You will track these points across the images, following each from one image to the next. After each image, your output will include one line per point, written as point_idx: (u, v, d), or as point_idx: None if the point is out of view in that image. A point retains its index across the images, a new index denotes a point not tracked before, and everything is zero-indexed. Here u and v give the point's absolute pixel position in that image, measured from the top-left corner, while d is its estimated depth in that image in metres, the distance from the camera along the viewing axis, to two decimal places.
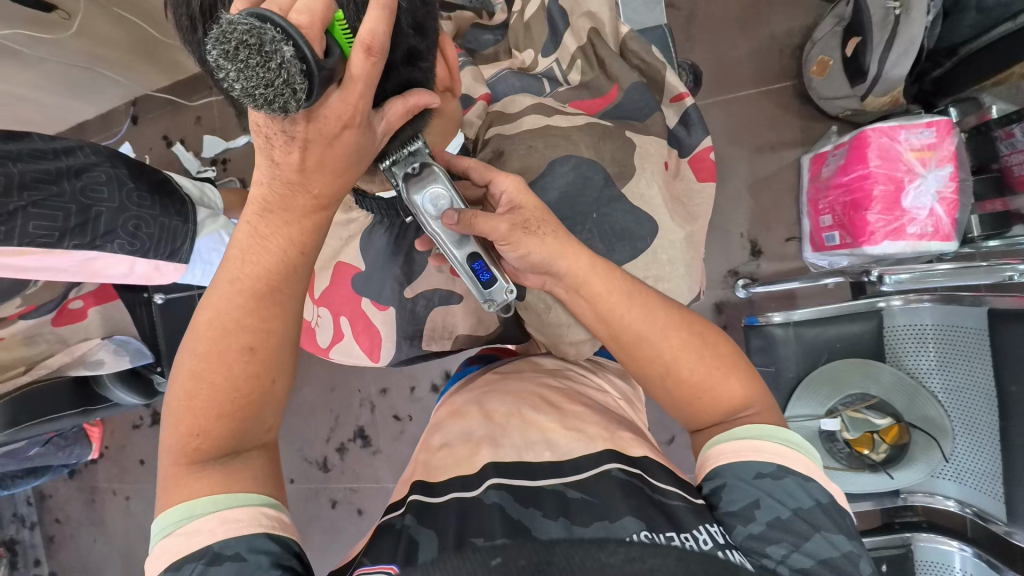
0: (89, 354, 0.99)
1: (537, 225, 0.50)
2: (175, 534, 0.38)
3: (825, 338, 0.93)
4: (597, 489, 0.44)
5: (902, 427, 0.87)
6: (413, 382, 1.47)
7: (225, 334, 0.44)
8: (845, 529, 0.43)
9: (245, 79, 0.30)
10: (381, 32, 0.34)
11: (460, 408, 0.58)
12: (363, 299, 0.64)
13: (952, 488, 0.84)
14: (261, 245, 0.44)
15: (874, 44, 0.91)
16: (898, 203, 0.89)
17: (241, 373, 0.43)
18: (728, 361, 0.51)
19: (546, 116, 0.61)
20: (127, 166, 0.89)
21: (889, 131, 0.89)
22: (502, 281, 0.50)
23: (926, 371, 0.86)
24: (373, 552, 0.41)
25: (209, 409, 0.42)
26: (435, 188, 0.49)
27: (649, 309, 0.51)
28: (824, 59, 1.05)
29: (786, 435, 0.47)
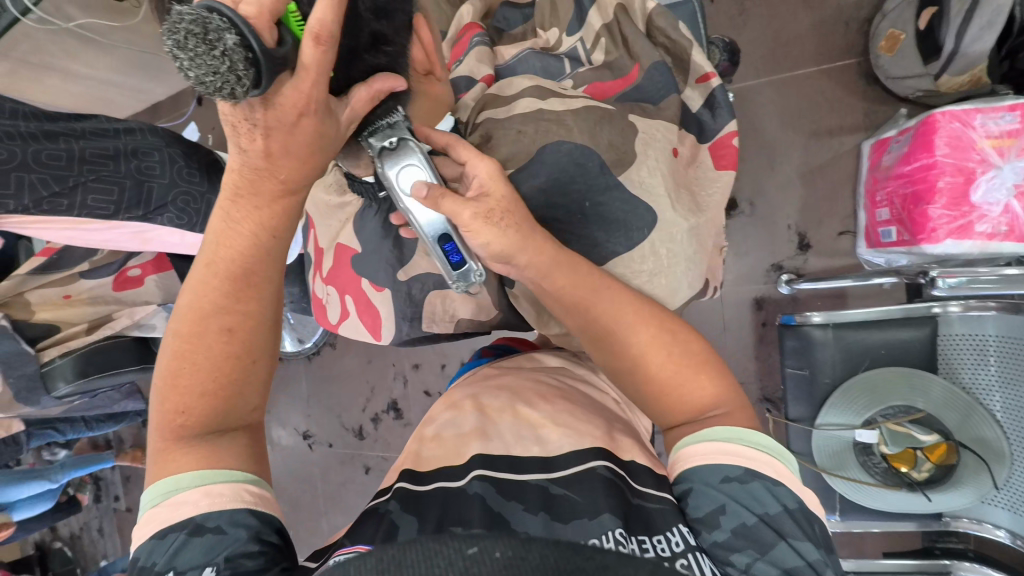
0: (145, 318, 1.09)
1: (500, 217, 0.47)
2: (159, 506, 0.42)
3: (869, 344, 0.85)
4: (580, 486, 0.43)
5: (952, 446, 0.79)
6: (443, 360, 1.50)
7: (205, 316, 0.47)
8: (816, 536, 0.41)
9: (195, 67, 0.31)
10: (330, 22, 0.34)
11: (456, 401, 0.58)
12: (363, 279, 0.66)
13: (1004, 517, 0.76)
14: (234, 228, 0.45)
15: (950, 17, 0.81)
16: (966, 197, 0.79)
17: (219, 354, 0.47)
18: (698, 359, 0.50)
19: (540, 100, 0.57)
20: (179, 146, 0.95)
21: (963, 116, 0.79)
22: (473, 264, 0.50)
23: (983, 387, 0.77)
24: (356, 534, 0.42)
25: (193, 387, 0.46)
26: (410, 159, 0.46)
27: (620, 300, 0.51)
28: (894, 33, 0.94)
29: (758, 439, 0.45)
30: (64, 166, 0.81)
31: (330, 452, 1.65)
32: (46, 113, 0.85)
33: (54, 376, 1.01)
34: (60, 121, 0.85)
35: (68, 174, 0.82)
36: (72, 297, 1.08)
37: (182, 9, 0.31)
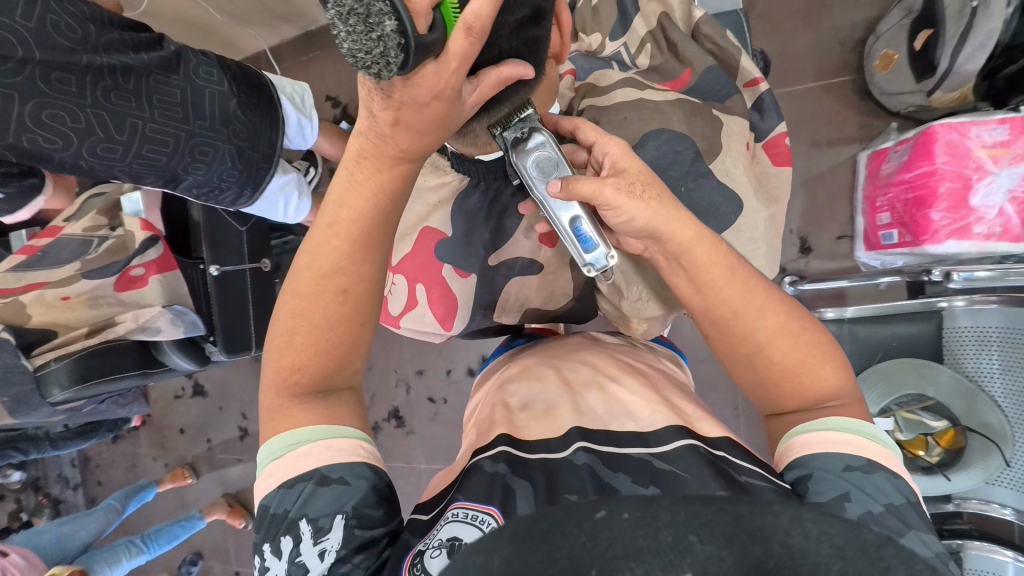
0: (147, 321, 1.03)
1: (642, 190, 0.52)
2: (283, 457, 0.49)
3: (880, 337, 0.94)
4: (681, 463, 0.46)
5: (958, 432, 0.85)
6: (448, 365, 1.49)
7: (323, 278, 0.51)
8: (932, 529, 0.44)
9: (352, 42, 0.35)
10: (485, 17, 0.36)
11: (529, 371, 0.65)
12: (444, 264, 0.69)
13: (1010, 497, 0.81)
14: (356, 188, 0.50)
15: (946, 39, 0.88)
16: (966, 201, 0.87)
17: (335, 311, 0.52)
18: (824, 350, 0.53)
19: (639, 90, 0.62)
20: (241, 140, 0.87)
21: (960, 128, 0.87)
22: (604, 248, 0.55)
23: (986, 374, 0.83)
24: (466, 487, 0.48)
25: (308, 346, 0.52)
26: (541, 146, 0.53)
27: (748, 287, 0.53)
28: (888, 53, 1.03)
29: (873, 430, 0.49)
30: (117, 158, 0.77)
31: None
32: (116, 67, 0.74)
33: (49, 382, 0.95)
34: (128, 90, 0.75)
35: (118, 164, 0.78)
36: (70, 298, 1.03)
37: None
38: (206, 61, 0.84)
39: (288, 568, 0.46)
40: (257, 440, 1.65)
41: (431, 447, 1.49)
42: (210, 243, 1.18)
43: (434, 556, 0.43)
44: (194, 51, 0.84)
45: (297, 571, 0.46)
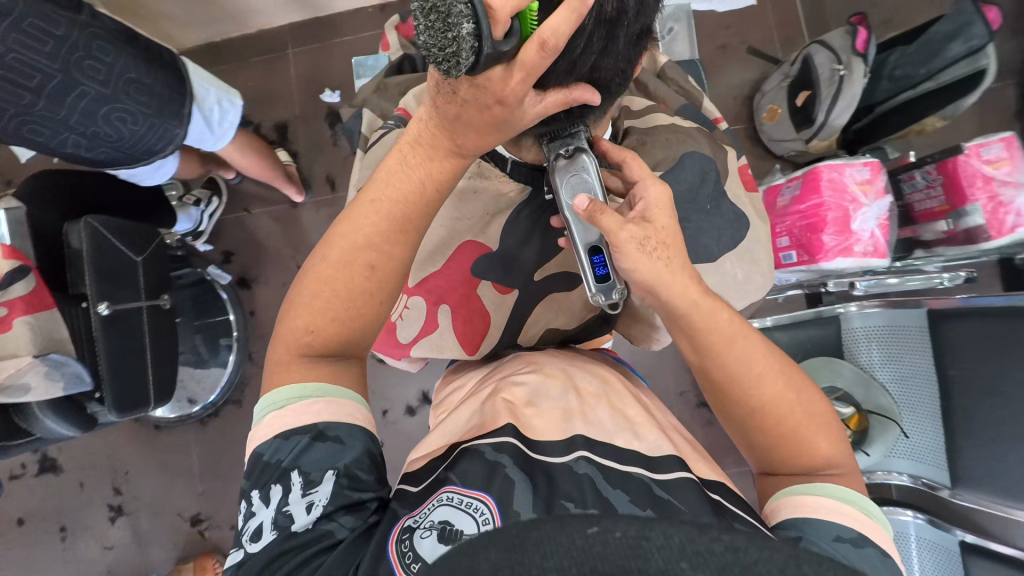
0: (10, 377, 0.81)
1: (653, 249, 0.53)
2: (284, 409, 0.53)
3: (798, 340, 1.09)
4: (680, 496, 0.50)
5: (863, 415, 1.01)
6: (385, 405, 1.38)
7: (358, 249, 0.56)
8: None
9: (429, 37, 0.38)
10: (561, 31, 0.41)
11: (547, 370, 0.66)
12: (482, 281, 0.79)
13: (905, 464, 1.00)
14: (405, 171, 0.56)
15: (822, 98, 1.10)
16: (849, 227, 1.07)
17: (361, 283, 0.57)
18: (822, 420, 0.57)
19: (671, 116, 0.71)
20: (94, 135, 0.85)
21: (838, 168, 1.09)
22: (616, 285, 0.57)
23: (876, 364, 1.03)
24: (463, 470, 0.52)
25: (327, 311, 0.56)
26: (584, 170, 0.55)
27: (754, 354, 0.56)
28: (774, 107, 1.26)
29: (866, 505, 0.54)
30: None
31: (230, 536, 1.36)
32: None
33: None
34: None
35: None
36: None
37: None
38: (105, 52, 0.81)
39: (275, 516, 0.49)
40: (138, 516, 1.38)
41: None
42: (97, 272, 0.96)
43: (425, 537, 0.47)
44: (99, 40, 0.80)
45: (283, 520, 0.49)
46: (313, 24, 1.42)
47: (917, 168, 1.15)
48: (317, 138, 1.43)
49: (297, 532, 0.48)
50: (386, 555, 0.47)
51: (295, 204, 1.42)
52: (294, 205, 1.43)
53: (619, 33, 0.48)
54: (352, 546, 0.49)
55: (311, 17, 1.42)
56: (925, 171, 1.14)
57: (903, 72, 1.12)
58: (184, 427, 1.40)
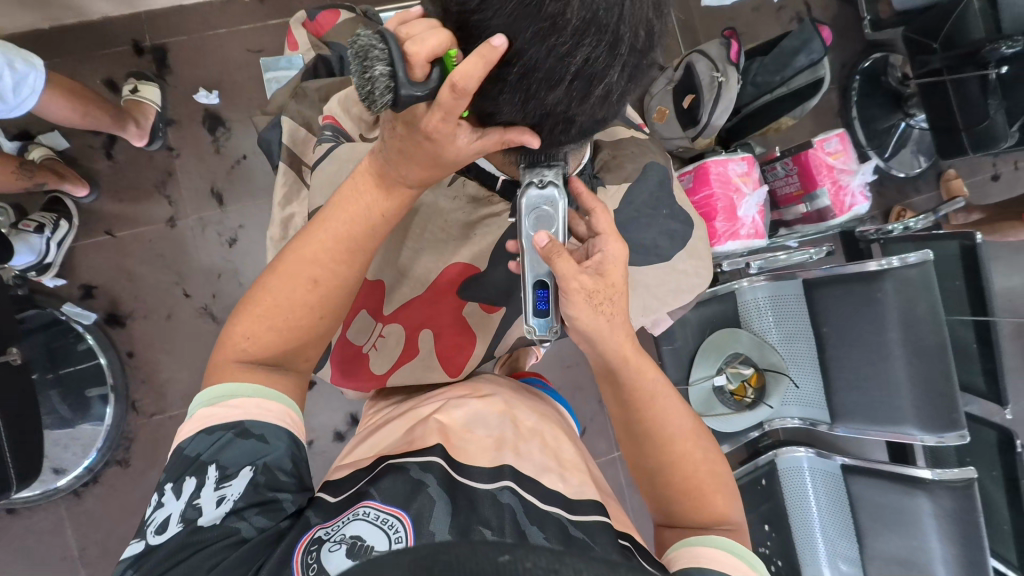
0: None
1: (599, 298, 0.58)
2: (214, 406, 0.50)
3: (706, 315, 1.18)
4: (594, 536, 0.50)
5: (760, 373, 1.18)
6: (310, 435, 1.27)
7: (303, 262, 0.54)
8: None
9: (357, 80, 0.42)
10: (469, 78, 0.41)
11: (483, 392, 0.67)
12: (467, 304, 0.77)
13: (797, 410, 1.18)
14: (358, 198, 0.54)
15: (705, 102, 1.24)
16: (736, 214, 1.24)
17: (301, 298, 0.54)
18: (721, 480, 0.64)
19: (627, 129, 0.76)
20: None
21: (723, 163, 1.24)
22: (551, 319, 0.61)
23: (767, 329, 1.19)
24: (384, 488, 0.52)
25: (266, 323, 0.53)
26: (552, 199, 0.57)
27: (672, 403, 0.64)
28: (662, 108, 1.38)
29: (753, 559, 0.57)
30: None
31: None
32: None
33: None
34: None
35: None
36: None
37: (366, 36, 0.40)
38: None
39: (183, 510, 0.47)
40: None
41: None
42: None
43: (334, 550, 0.46)
44: None
45: (192, 514, 0.47)
46: (175, 12, 1.23)
47: (777, 160, 1.36)
48: (195, 145, 1.25)
49: (202, 527, 0.46)
50: (291, 564, 0.46)
51: (173, 223, 1.23)
52: (172, 224, 1.23)
53: (642, 64, 0.46)
54: (256, 548, 0.47)
55: (171, 4, 1.23)
56: (785, 164, 1.34)
57: (763, 79, 1.30)
58: (51, 505, 1.15)
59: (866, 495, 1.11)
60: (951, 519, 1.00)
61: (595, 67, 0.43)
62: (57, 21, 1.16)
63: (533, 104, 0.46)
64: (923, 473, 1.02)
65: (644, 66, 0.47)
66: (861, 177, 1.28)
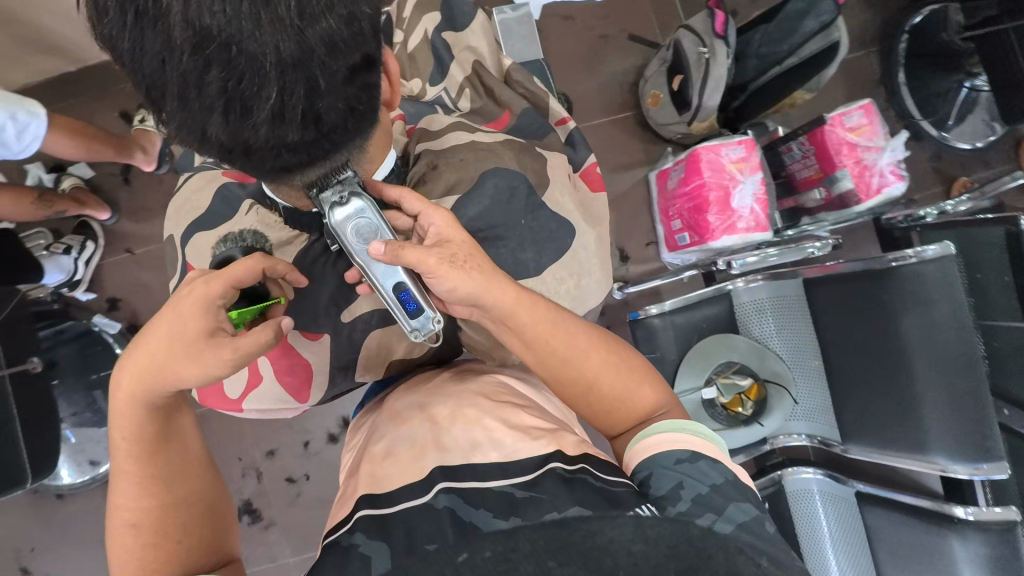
0: None
1: (462, 259, 0.55)
2: None
3: (693, 321, 1.07)
4: (542, 487, 0.50)
5: (760, 385, 1.02)
6: (306, 436, 1.33)
7: (124, 500, 0.57)
8: (751, 498, 0.52)
9: None
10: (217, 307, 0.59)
11: (401, 413, 0.65)
12: (295, 331, 0.71)
13: (804, 427, 1.01)
14: (120, 425, 0.58)
15: (694, 81, 1.12)
16: (728, 205, 1.10)
17: (144, 518, 0.57)
18: (638, 371, 0.63)
19: (469, 133, 0.67)
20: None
21: (715, 149, 1.10)
22: (427, 313, 0.56)
23: (768, 335, 1.04)
24: (322, 567, 0.47)
25: (137, 557, 0.56)
26: (361, 211, 0.53)
27: (570, 335, 0.60)
28: (655, 93, 1.28)
29: (703, 430, 0.57)
30: None
31: None
32: None
33: None
34: None
35: None
36: None
37: None
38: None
39: None
40: None
41: (298, 536, 1.31)
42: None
43: None
44: None
45: None
46: None
47: (792, 140, 1.18)
48: None
49: None
50: None
51: None
52: None
53: (307, 72, 0.41)
54: None
55: None
56: (800, 143, 1.16)
57: (768, 49, 1.12)
58: (91, 493, 1.30)
59: (885, 530, 0.95)
60: (994, 566, 0.82)
61: (242, 90, 0.40)
62: (78, 65, 1.30)
63: (206, 135, 0.44)
64: (955, 511, 0.86)
65: (315, 77, 0.41)
66: (891, 154, 1.08)
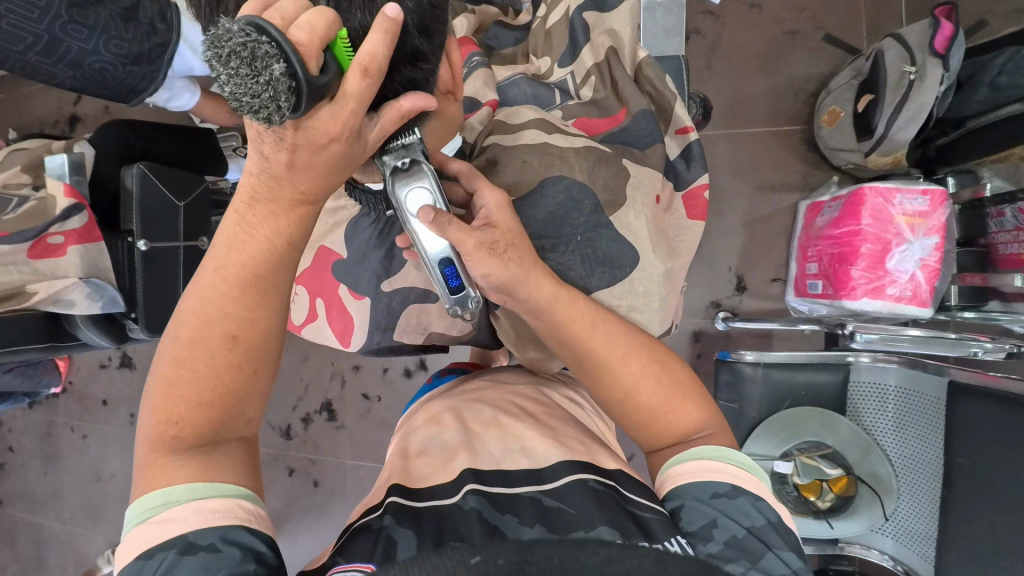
0: (59, 293, 0.93)
1: (502, 248, 0.52)
2: (149, 523, 0.40)
3: (792, 383, 0.92)
4: (571, 499, 0.44)
5: (851, 480, 0.88)
6: (386, 364, 1.46)
7: (208, 321, 0.45)
8: (794, 546, 0.46)
9: (235, 85, 0.31)
10: (381, 56, 0.35)
11: (437, 415, 0.56)
12: (341, 285, 0.71)
13: (889, 544, 0.85)
14: (247, 234, 0.45)
15: (885, 106, 0.92)
16: (882, 264, 0.91)
17: (223, 361, 0.45)
18: (683, 386, 0.55)
19: (545, 134, 0.64)
20: (86, 79, 0.92)
21: (887, 193, 0.91)
22: (471, 290, 0.54)
23: (880, 430, 0.87)
24: (350, 550, 0.41)
25: (192, 397, 0.45)
26: (420, 181, 0.50)
27: (610, 336, 0.55)
28: (836, 109, 1.06)
29: (742, 459, 0.50)
30: None
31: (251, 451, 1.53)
32: None
33: None
34: None
35: None
36: None
37: (230, 24, 0.31)
38: (89, 16, 0.86)
39: None
40: None
41: (360, 445, 1.46)
42: (141, 216, 1.03)
43: None
44: (79, 9, 0.85)
45: None
46: None
47: (1009, 202, 0.87)
48: None
49: None
50: None
51: None
52: None
53: None
54: None
55: None
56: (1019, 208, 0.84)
57: (1009, 81, 0.85)
58: None
59: None
60: None
61: None
62: None
63: None
64: None
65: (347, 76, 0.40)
66: None
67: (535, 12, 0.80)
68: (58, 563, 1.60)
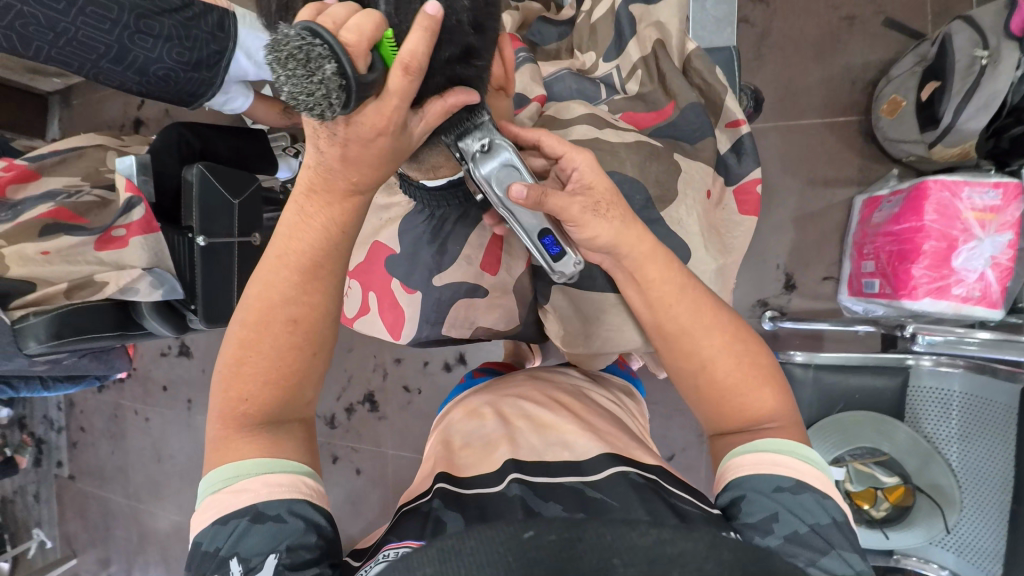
0: (126, 284, 0.98)
1: (605, 206, 0.52)
2: (220, 493, 0.43)
3: (844, 387, 0.89)
4: (613, 489, 0.44)
5: (908, 489, 0.83)
6: (427, 357, 1.49)
7: (271, 307, 0.48)
8: (858, 547, 0.44)
9: (292, 85, 0.33)
10: (421, 54, 0.36)
11: (475, 410, 0.58)
12: (393, 279, 0.73)
13: (950, 559, 0.81)
14: (306, 222, 0.47)
15: (951, 94, 0.86)
16: (948, 262, 0.86)
17: (286, 343, 0.48)
18: (763, 373, 0.52)
19: (596, 129, 0.64)
20: (149, 84, 0.98)
21: (953, 186, 0.85)
22: (572, 255, 0.54)
23: (944, 440, 0.83)
24: (400, 531, 0.42)
25: (257, 377, 0.48)
26: (505, 160, 0.49)
27: (697, 305, 0.54)
28: (896, 98, 1.00)
29: (812, 455, 0.48)
30: (45, 41, 0.89)
31: None
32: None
33: (26, 334, 0.92)
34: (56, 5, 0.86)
35: (53, 49, 0.91)
36: (50, 253, 0.97)
37: (288, 31, 0.33)
38: (154, 25, 0.92)
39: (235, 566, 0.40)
40: None
41: (401, 436, 1.50)
42: (201, 210, 1.09)
43: None
44: (145, 19, 0.91)
45: None
46: None
47: None
48: None
49: None
50: None
51: None
52: None
53: None
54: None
55: None
56: None
57: None
58: None
59: None
60: None
61: None
62: None
63: None
64: None
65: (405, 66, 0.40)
66: None
67: (579, 7, 0.80)
68: (124, 535, 1.72)
